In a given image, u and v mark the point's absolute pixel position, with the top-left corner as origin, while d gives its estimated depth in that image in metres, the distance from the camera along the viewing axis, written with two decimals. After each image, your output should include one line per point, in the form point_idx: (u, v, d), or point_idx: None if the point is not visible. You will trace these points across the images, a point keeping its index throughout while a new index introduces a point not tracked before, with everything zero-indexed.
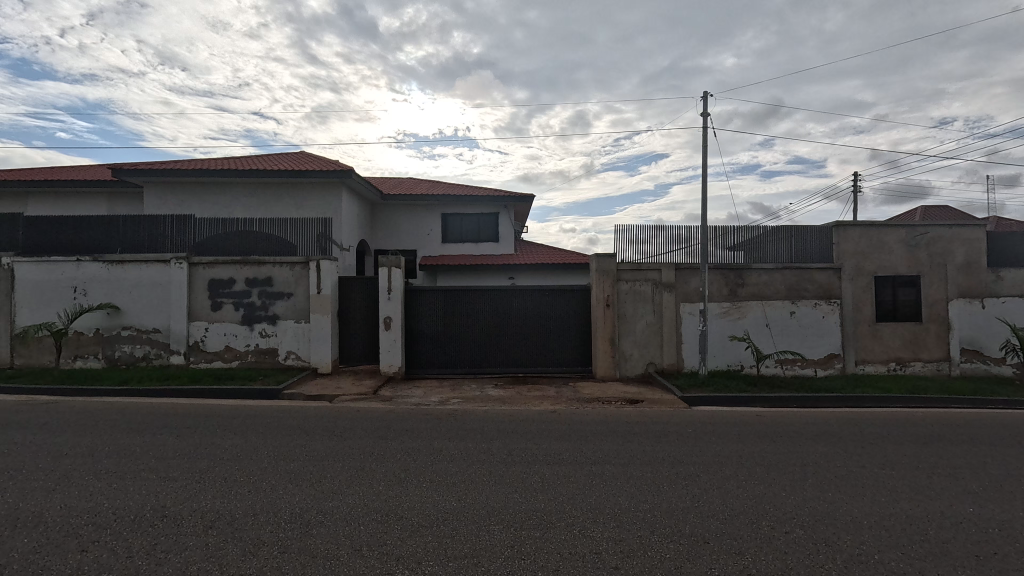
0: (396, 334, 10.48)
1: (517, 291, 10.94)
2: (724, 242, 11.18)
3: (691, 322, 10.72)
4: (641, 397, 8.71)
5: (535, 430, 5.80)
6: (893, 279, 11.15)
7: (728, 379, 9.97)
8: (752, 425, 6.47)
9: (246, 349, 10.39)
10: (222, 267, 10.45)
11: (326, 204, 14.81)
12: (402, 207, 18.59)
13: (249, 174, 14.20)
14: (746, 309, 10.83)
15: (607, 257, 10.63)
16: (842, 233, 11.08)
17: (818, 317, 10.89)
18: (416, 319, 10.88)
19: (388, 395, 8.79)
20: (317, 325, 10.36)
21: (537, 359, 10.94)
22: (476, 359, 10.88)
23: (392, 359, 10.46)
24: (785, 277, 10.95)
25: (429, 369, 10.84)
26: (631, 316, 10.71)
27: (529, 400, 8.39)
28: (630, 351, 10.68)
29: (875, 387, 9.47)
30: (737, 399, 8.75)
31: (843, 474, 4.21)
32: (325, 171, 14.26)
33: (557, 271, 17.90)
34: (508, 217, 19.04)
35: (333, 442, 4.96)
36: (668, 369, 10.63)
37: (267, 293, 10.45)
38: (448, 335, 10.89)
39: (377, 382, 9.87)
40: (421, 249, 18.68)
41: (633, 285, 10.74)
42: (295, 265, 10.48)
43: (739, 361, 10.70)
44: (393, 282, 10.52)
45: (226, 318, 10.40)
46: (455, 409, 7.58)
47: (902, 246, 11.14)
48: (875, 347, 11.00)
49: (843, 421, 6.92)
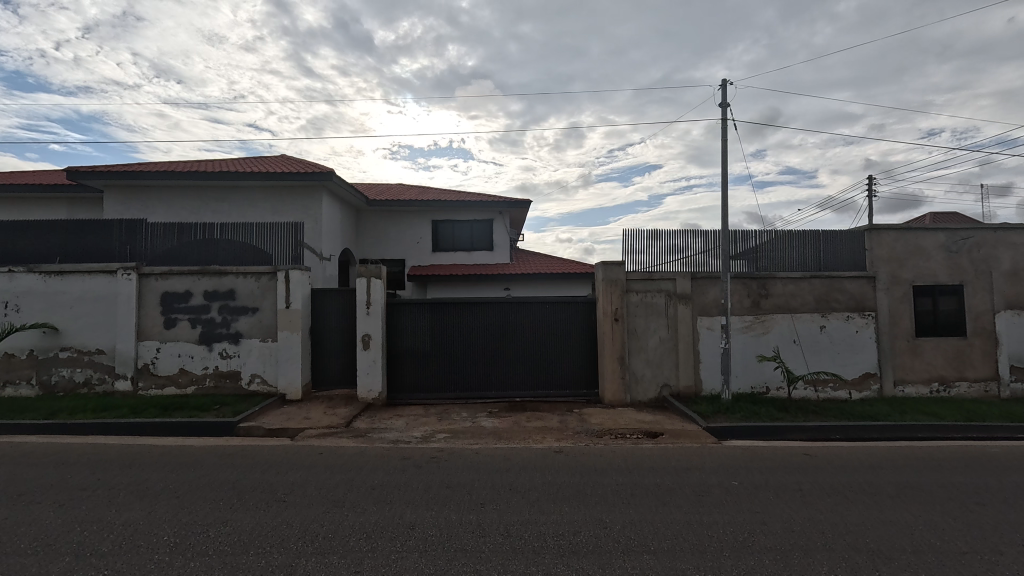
0: (376, 355, 9.20)
1: (513, 304, 9.71)
2: (745, 248, 10.02)
3: (710, 338, 9.52)
4: (661, 428, 7.42)
5: (540, 485, 4.54)
6: (932, 288, 10.00)
7: (755, 404, 8.73)
8: (807, 469, 5.20)
9: (203, 373, 9.08)
10: (178, 279, 9.16)
11: (305, 210, 13.57)
12: (390, 214, 17.41)
13: (221, 176, 12.97)
14: (771, 323, 9.64)
15: (614, 265, 9.44)
16: (875, 238, 9.94)
17: (851, 332, 9.73)
18: (399, 337, 9.62)
19: (363, 427, 7.49)
20: (285, 344, 9.08)
21: (536, 382, 9.67)
22: (467, 382, 9.61)
23: (372, 383, 9.17)
24: (813, 288, 9.79)
25: (414, 393, 9.56)
26: (643, 332, 9.49)
27: (529, 434, 7.10)
28: (642, 372, 9.44)
29: (927, 413, 8.25)
30: (772, 431, 7.48)
31: (983, 570, 2.95)
32: (304, 174, 13.05)
33: (556, 281, 16.69)
34: (503, 224, 17.86)
35: (266, 514, 3.65)
36: (685, 393, 9.39)
37: (229, 307, 9.16)
38: (435, 355, 9.62)
39: (353, 410, 8.56)
40: (410, 258, 17.48)
41: (644, 297, 9.54)
42: (261, 276, 9.22)
43: (764, 382, 9.48)
44: (372, 295, 9.28)
45: (182, 336, 9.10)
46: (441, 447, 6.29)
47: (941, 252, 10.01)
48: (915, 365, 9.81)
49: (912, 461, 5.69)
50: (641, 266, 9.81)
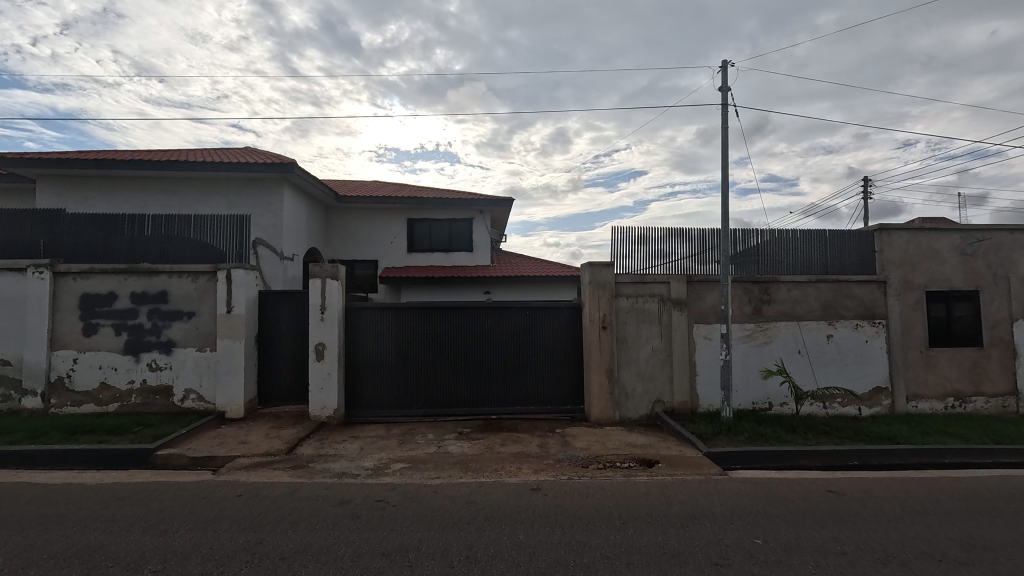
0: (331, 367, 8.05)
1: (490, 310, 8.66)
2: (745, 249, 9.10)
3: (708, 348, 8.55)
4: (655, 455, 6.39)
5: (509, 548, 3.46)
6: (947, 294, 9.17)
7: (758, 423, 7.76)
8: (841, 517, 4.21)
9: (128, 388, 7.84)
10: (100, 278, 7.92)
11: (264, 204, 12.37)
12: (361, 212, 16.27)
13: (169, 166, 11.72)
14: (774, 331, 8.71)
15: (602, 266, 8.44)
16: (885, 239, 9.11)
17: (860, 342, 8.85)
18: (358, 347, 8.48)
19: (307, 455, 6.33)
20: (225, 354, 7.88)
21: (514, 398, 8.60)
22: (436, 398, 8.50)
23: (325, 400, 8.02)
24: (819, 293, 8.90)
25: (376, 410, 8.42)
26: (634, 341, 8.50)
27: (503, 464, 6.02)
28: (632, 387, 8.44)
29: (951, 433, 7.32)
30: (781, 456, 6.51)
31: None
32: (263, 164, 11.85)
33: (539, 285, 15.65)
34: (483, 224, 16.80)
35: None
36: (680, 409, 8.40)
37: (160, 312, 7.94)
38: (400, 366, 8.51)
39: (301, 431, 7.40)
40: (383, 259, 16.32)
41: (635, 302, 8.56)
42: (199, 276, 8.03)
43: (767, 398, 8.54)
44: (328, 299, 8.14)
45: (104, 346, 7.85)
46: (393, 485, 5.17)
47: (956, 254, 9.19)
48: (928, 379, 8.96)
49: (959, 501, 4.73)
50: (632, 268, 8.84)
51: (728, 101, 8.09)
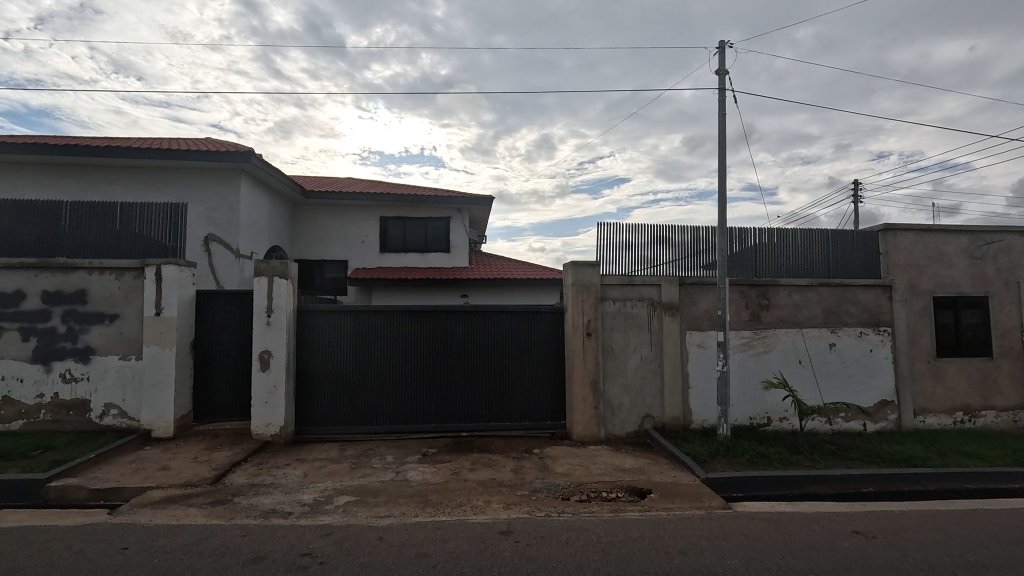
0: (276, 379, 7.03)
1: (461, 315, 7.75)
2: (741, 249, 8.37)
3: (702, 358, 7.75)
4: (645, 483, 5.54)
5: None
6: (954, 300, 8.53)
7: (760, 442, 6.95)
8: None
9: (36, 403, 6.72)
10: (6, 275, 6.80)
11: (219, 196, 11.28)
12: (330, 209, 15.25)
13: (110, 153, 10.57)
14: (772, 340, 7.96)
15: (587, 266, 7.59)
16: (891, 239, 8.46)
17: (865, 351, 8.14)
18: (310, 355, 7.49)
19: (236, 485, 5.31)
20: (153, 363, 6.82)
21: (487, 413, 7.67)
22: (399, 413, 7.54)
23: (270, 416, 6.97)
24: (821, 297, 8.17)
25: (330, 427, 7.41)
26: (621, 350, 7.66)
27: (469, 495, 5.08)
28: (619, 401, 7.59)
29: (969, 453, 6.61)
30: (787, 482, 5.73)
31: None
32: (216, 152, 10.79)
33: (519, 288, 14.76)
34: (461, 223, 15.90)
35: None
36: (671, 426, 7.57)
37: (77, 314, 6.85)
38: (359, 377, 7.53)
39: (237, 454, 6.35)
40: (353, 259, 15.29)
41: (622, 307, 7.72)
42: (124, 274, 6.97)
43: (765, 412, 7.76)
44: (275, 300, 7.13)
45: (8, 353, 6.72)
46: (331, 528, 4.21)
47: (965, 258, 8.57)
48: (936, 391, 8.29)
49: (1014, 549, 3.93)
50: (619, 270, 8.03)
51: (726, 87, 7.37)
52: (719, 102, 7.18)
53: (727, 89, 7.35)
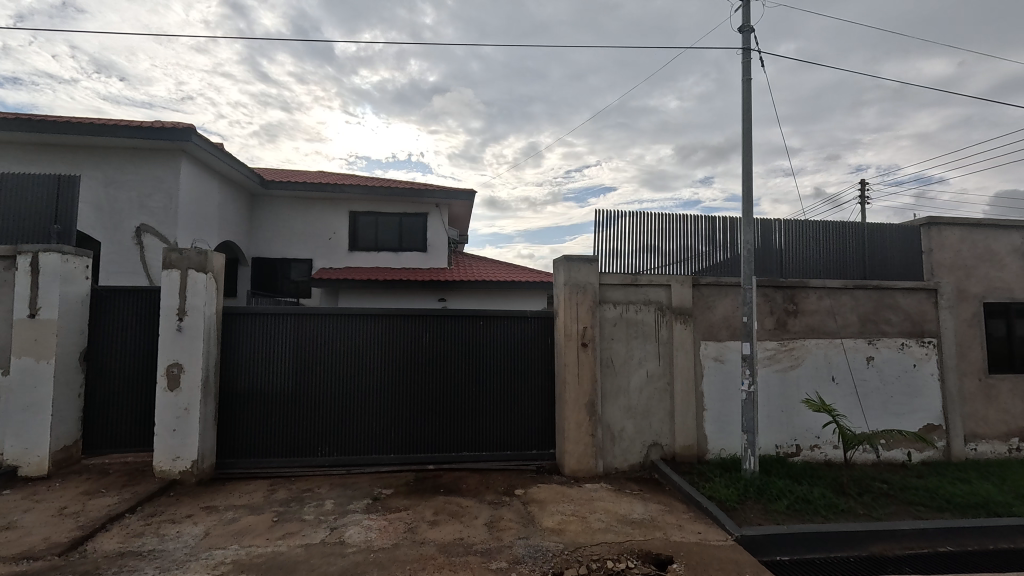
0: (187, 400, 5.47)
1: (429, 320, 6.32)
2: (763, 245, 7.10)
3: (720, 375, 6.41)
4: (661, 545, 4.15)
5: None
6: (1006, 308, 7.33)
7: (795, 480, 5.61)
8: None
9: None
10: None
11: (154, 179, 9.71)
12: (295, 203, 13.74)
13: (20, 126, 8.96)
14: (802, 352, 6.65)
15: (582, 262, 6.23)
16: (935, 236, 7.24)
17: (908, 366, 6.89)
18: (237, 370, 5.98)
19: (96, 556, 3.78)
20: (24, 379, 5.25)
21: (459, 441, 6.24)
22: (348, 442, 6.06)
23: (179, 448, 5.43)
24: (858, 302, 6.91)
25: (259, 460, 5.90)
26: (623, 363, 6.28)
27: (421, 572, 3.63)
28: (621, 426, 6.20)
29: None
30: (844, 540, 4.41)
31: None
32: (150, 128, 9.23)
33: (503, 291, 13.35)
34: (440, 220, 14.46)
35: None
36: (683, 457, 6.21)
37: None
38: (299, 397, 6.04)
39: (124, 501, 4.81)
40: (319, 258, 13.77)
41: (625, 311, 6.36)
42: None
43: (794, 439, 6.45)
44: (189, 301, 5.59)
45: None
46: None
47: (1018, 258, 7.37)
48: (989, 414, 7.06)
49: None
50: (621, 266, 6.68)
51: (751, 47, 6.09)
52: (744, 64, 5.91)
53: (753, 50, 6.09)
